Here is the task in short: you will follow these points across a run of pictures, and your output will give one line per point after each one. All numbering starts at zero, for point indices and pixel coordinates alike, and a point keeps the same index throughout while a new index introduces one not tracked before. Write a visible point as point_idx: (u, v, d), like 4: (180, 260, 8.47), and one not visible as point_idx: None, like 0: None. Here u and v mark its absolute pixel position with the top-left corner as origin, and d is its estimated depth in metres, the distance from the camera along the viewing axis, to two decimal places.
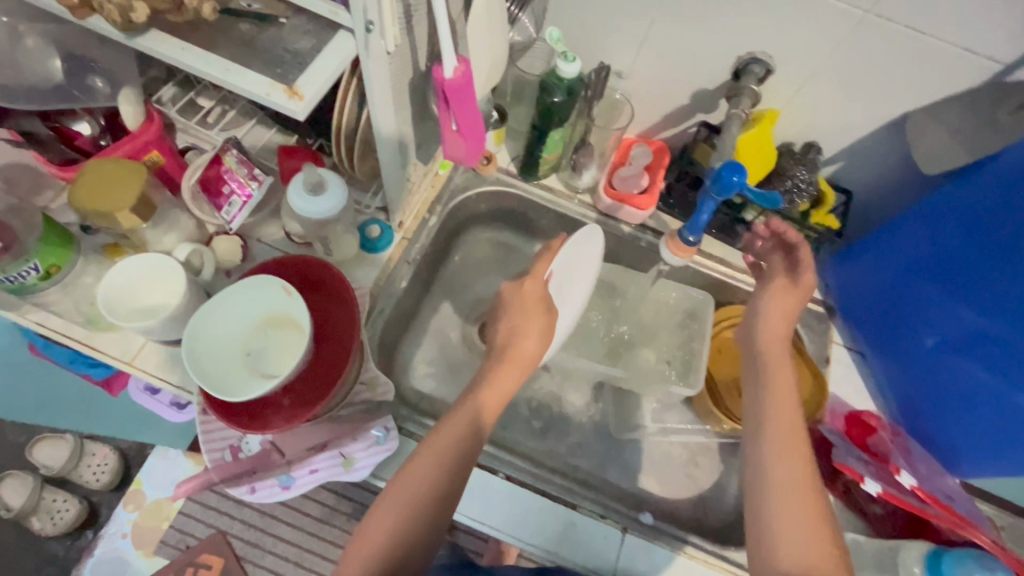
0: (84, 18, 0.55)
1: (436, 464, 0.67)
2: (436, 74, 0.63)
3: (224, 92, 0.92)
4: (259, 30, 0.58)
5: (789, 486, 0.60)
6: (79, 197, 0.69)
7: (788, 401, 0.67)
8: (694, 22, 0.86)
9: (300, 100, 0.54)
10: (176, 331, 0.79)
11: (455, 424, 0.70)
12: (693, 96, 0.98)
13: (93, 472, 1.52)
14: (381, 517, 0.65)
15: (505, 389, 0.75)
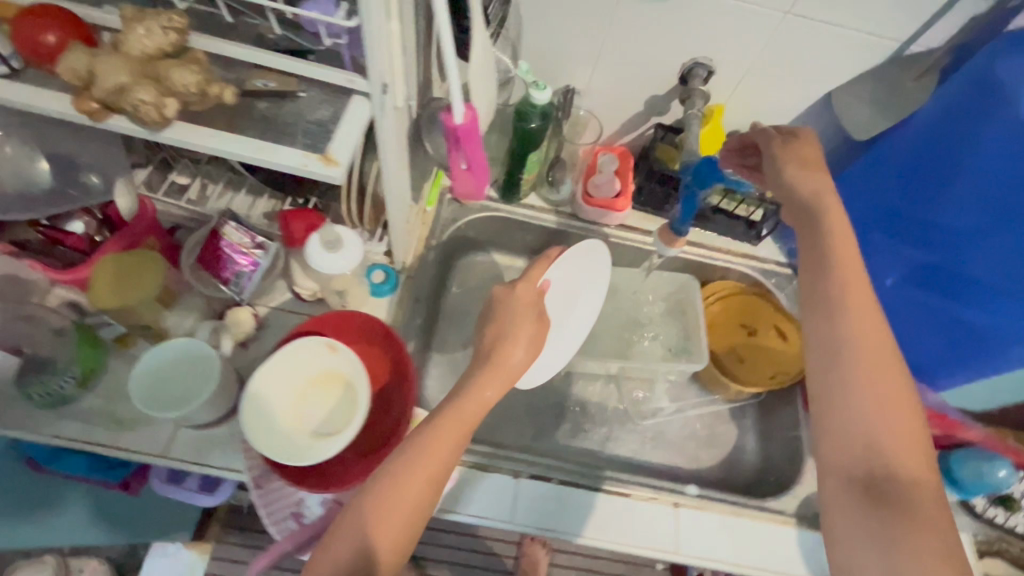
0: (103, 120, 0.55)
1: (388, 504, 0.59)
2: (446, 121, 0.68)
3: (204, 167, 0.92)
4: (277, 106, 0.60)
5: (856, 350, 0.60)
6: (101, 294, 0.72)
7: (866, 302, 0.62)
8: (643, 39, 0.96)
9: (337, 166, 0.58)
10: (210, 413, 0.78)
11: (416, 454, 0.61)
12: (647, 103, 1.08)
13: None
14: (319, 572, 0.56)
15: (488, 397, 0.68)
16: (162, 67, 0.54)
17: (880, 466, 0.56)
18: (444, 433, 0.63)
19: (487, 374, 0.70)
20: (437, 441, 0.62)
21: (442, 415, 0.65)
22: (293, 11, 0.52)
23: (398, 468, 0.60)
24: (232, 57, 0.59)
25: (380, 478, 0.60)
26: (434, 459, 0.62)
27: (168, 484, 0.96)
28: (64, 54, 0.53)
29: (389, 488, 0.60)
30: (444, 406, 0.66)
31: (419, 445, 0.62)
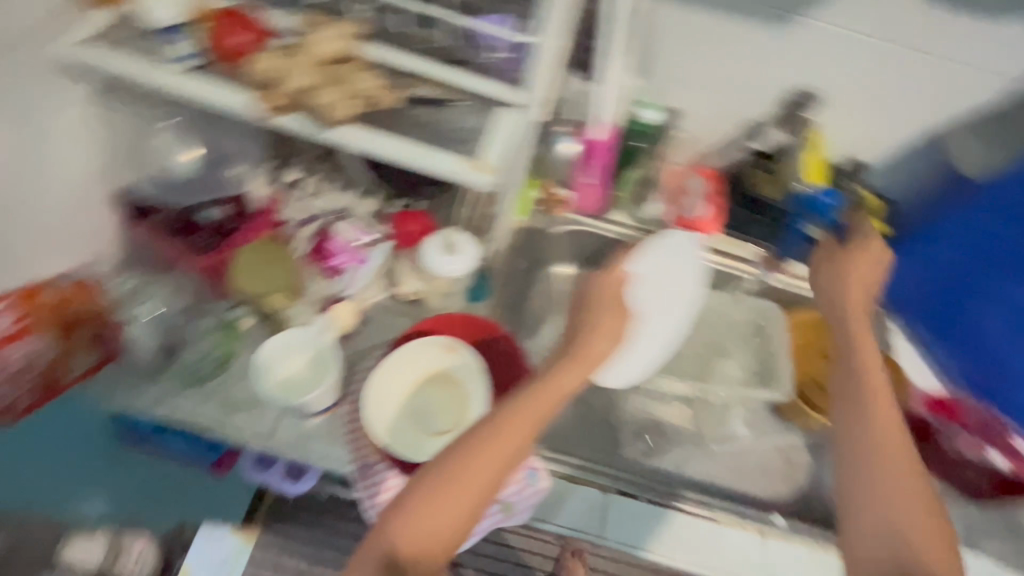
0: (275, 116, 0.57)
1: (458, 483, 0.59)
2: None
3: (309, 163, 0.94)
4: (435, 112, 0.63)
5: (878, 443, 0.71)
6: (244, 273, 0.79)
7: (887, 422, 0.72)
8: (754, 65, 0.97)
9: (491, 173, 0.60)
10: (322, 401, 0.79)
11: (492, 439, 0.60)
12: (743, 128, 1.09)
13: None
14: (386, 538, 0.57)
15: (570, 385, 0.67)
16: (340, 70, 0.57)
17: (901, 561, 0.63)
18: (522, 421, 0.62)
19: (571, 365, 0.69)
20: (514, 426, 0.62)
21: (521, 400, 0.63)
22: (477, 25, 0.56)
23: (470, 448, 0.60)
24: (397, 65, 0.62)
25: (453, 454, 0.60)
26: (507, 446, 0.61)
27: (257, 468, 0.99)
28: (254, 52, 0.56)
29: (460, 468, 0.59)
30: (526, 391, 0.64)
31: (494, 428, 0.61)
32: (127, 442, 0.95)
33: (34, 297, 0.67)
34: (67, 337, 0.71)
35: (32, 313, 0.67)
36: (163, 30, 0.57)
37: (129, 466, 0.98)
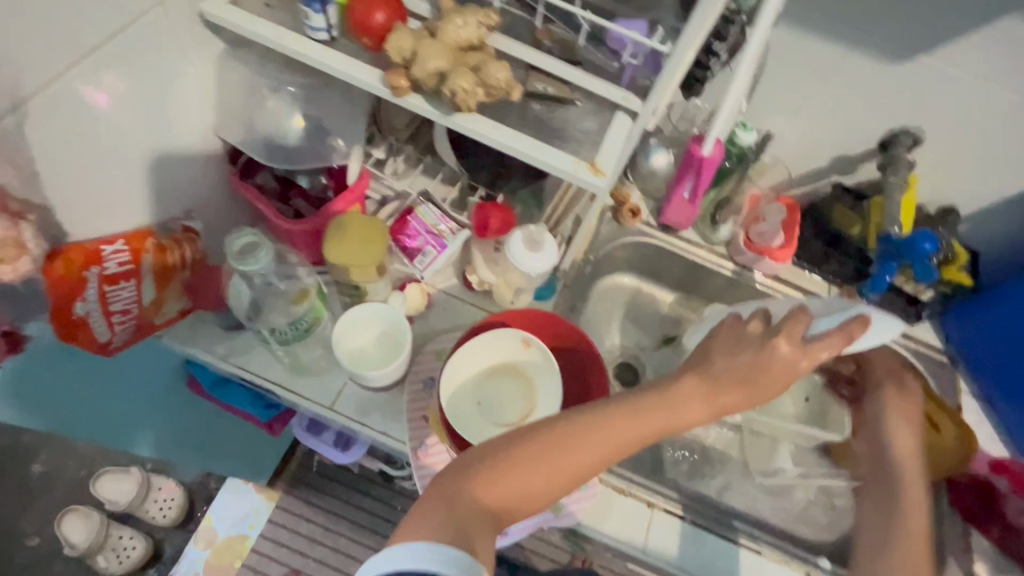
0: (404, 98, 0.60)
1: (558, 458, 0.57)
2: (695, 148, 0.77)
3: (394, 141, 0.96)
4: (552, 110, 0.63)
5: None
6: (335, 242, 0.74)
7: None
8: (857, 98, 0.94)
9: (605, 176, 0.60)
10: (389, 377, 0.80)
11: (600, 429, 0.59)
12: (833, 160, 1.06)
13: (159, 508, 1.51)
14: (479, 475, 0.55)
15: (687, 418, 0.63)
16: (472, 58, 0.58)
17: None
18: (633, 430, 0.60)
19: (702, 394, 0.64)
20: (625, 433, 0.59)
21: (639, 408, 0.61)
22: (613, 27, 0.55)
23: (578, 432, 0.59)
24: (521, 59, 0.62)
25: (559, 427, 0.59)
26: (614, 444, 0.59)
27: (309, 433, 1.01)
28: (392, 33, 0.58)
29: (563, 444, 0.58)
30: (647, 403, 0.61)
31: (603, 425, 0.59)
32: (190, 388, 1.00)
33: (143, 250, 0.68)
34: (163, 285, 0.72)
35: (139, 263, 0.68)
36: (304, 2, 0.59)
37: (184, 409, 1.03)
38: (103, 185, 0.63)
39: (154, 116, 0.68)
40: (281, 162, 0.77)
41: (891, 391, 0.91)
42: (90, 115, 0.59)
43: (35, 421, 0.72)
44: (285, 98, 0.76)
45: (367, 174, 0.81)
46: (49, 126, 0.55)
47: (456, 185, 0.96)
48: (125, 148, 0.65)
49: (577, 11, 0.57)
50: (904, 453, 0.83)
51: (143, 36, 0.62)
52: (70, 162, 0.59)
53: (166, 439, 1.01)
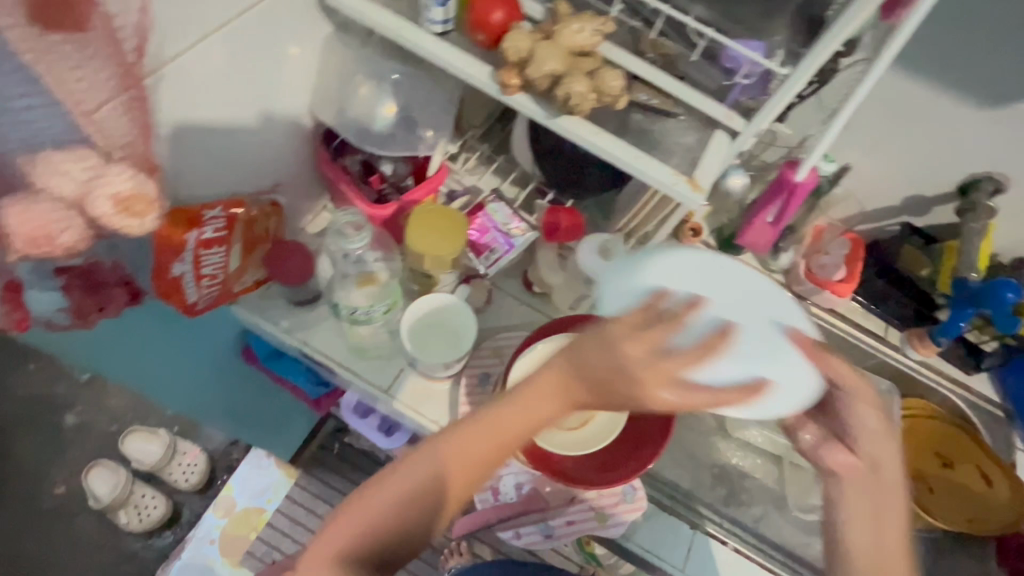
0: (511, 95, 0.60)
1: (449, 476, 0.51)
2: (791, 171, 0.79)
3: (469, 139, 0.97)
4: (652, 122, 0.64)
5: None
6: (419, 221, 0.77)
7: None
8: (944, 140, 0.92)
9: (703, 193, 0.60)
10: (448, 365, 0.82)
11: (469, 443, 0.51)
12: (905, 200, 1.04)
13: (183, 472, 1.50)
14: (365, 517, 0.50)
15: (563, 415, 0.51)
16: (585, 64, 0.59)
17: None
18: (518, 416, 0.52)
19: (605, 369, 0.49)
20: (511, 426, 0.52)
21: (518, 397, 0.52)
22: (732, 45, 0.55)
23: (462, 442, 0.51)
24: (629, 69, 0.62)
25: (443, 442, 0.52)
26: (489, 451, 0.51)
27: (354, 416, 1.03)
28: (509, 33, 0.59)
29: (451, 461, 0.51)
30: (517, 406, 0.51)
31: (488, 423, 0.51)
32: (243, 355, 1.01)
33: (236, 220, 0.70)
34: (246, 255, 0.74)
35: (231, 232, 0.69)
36: None
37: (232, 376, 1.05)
38: (207, 155, 0.67)
39: (260, 91, 0.70)
40: (374, 148, 0.78)
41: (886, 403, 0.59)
42: (209, 86, 0.62)
43: (96, 360, 0.78)
44: (380, 84, 0.77)
45: (447, 167, 0.83)
46: (177, 96, 0.59)
47: (526, 188, 0.97)
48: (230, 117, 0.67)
49: (698, 26, 0.57)
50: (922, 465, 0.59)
51: (266, 14, 0.64)
52: (186, 133, 0.63)
53: (210, 400, 1.04)
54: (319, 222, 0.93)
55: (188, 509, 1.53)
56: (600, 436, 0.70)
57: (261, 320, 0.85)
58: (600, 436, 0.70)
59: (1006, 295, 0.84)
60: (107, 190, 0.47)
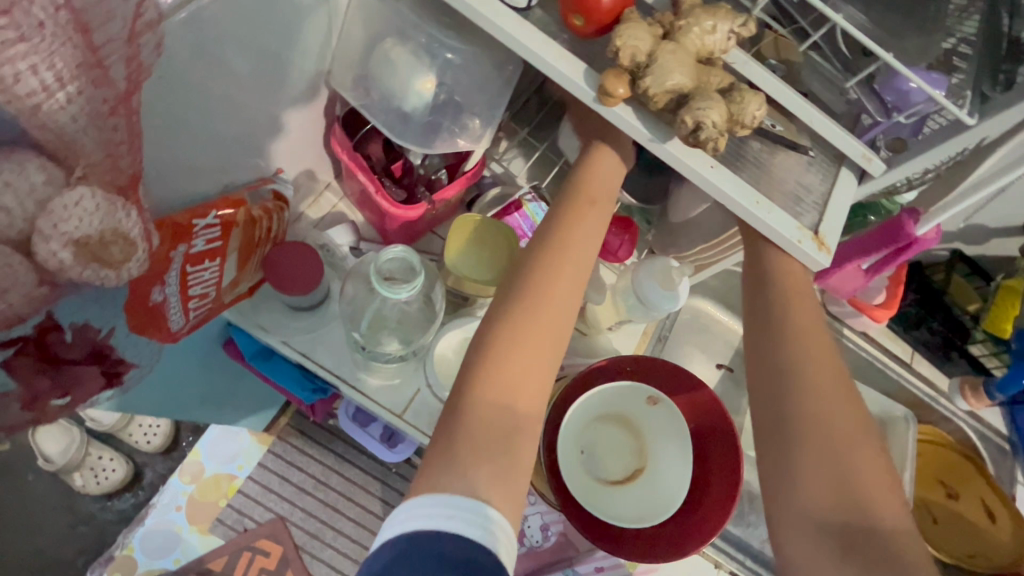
0: (612, 107, 0.46)
1: (496, 395, 0.48)
2: (906, 220, 0.64)
3: (510, 121, 0.83)
4: (773, 154, 0.51)
5: (818, 411, 0.55)
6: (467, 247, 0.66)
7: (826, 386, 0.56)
8: None
9: (829, 253, 0.50)
10: None
11: (506, 343, 0.50)
12: (965, 227, 0.98)
13: (144, 433, 1.27)
14: (449, 458, 0.45)
15: (566, 275, 0.54)
16: (716, 79, 0.45)
17: (858, 514, 0.50)
18: (548, 315, 0.52)
19: (559, 257, 0.54)
20: (542, 324, 0.51)
21: (519, 301, 0.52)
22: (911, 77, 0.43)
23: (491, 361, 0.49)
24: (756, 85, 0.50)
25: (473, 376, 0.49)
26: (531, 333, 0.51)
27: (347, 419, 0.91)
28: (624, 25, 0.44)
29: (489, 388, 0.48)
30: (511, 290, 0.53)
31: (508, 339, 0.50)
32: (224, 348, 0.85)
33: (234, 224, 0.55)
34: (244, 262, 0.60)
35: (227, 240, 0.55)
36: None
37: (211, 368, 0.88)
38: (196, 137, 0.52)
39: (261, 55, 0.54)
40: (414, 143, 0.63)
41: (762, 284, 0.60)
42: (189, 48, 0.46)
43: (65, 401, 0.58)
44: (418, 54, 0.60)
45: (485, 163, 0.68)
46: (163, 72, 0.45)
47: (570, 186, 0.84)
48: (210, 84, 0.50)
49: (867, 45, 0.44)
50: (788, 301, 0.59)
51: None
52: (169, 110, 0.48)
53: (184, 396, 0.87)
54: (321, 206, 0.78)
55: (150, 472, 1.30)
56: (661, 505, 0.63)
57: (249, 324, 0.71)
58: (658, 506, 0.63)
59: None
60: (69, 232, 0.34)
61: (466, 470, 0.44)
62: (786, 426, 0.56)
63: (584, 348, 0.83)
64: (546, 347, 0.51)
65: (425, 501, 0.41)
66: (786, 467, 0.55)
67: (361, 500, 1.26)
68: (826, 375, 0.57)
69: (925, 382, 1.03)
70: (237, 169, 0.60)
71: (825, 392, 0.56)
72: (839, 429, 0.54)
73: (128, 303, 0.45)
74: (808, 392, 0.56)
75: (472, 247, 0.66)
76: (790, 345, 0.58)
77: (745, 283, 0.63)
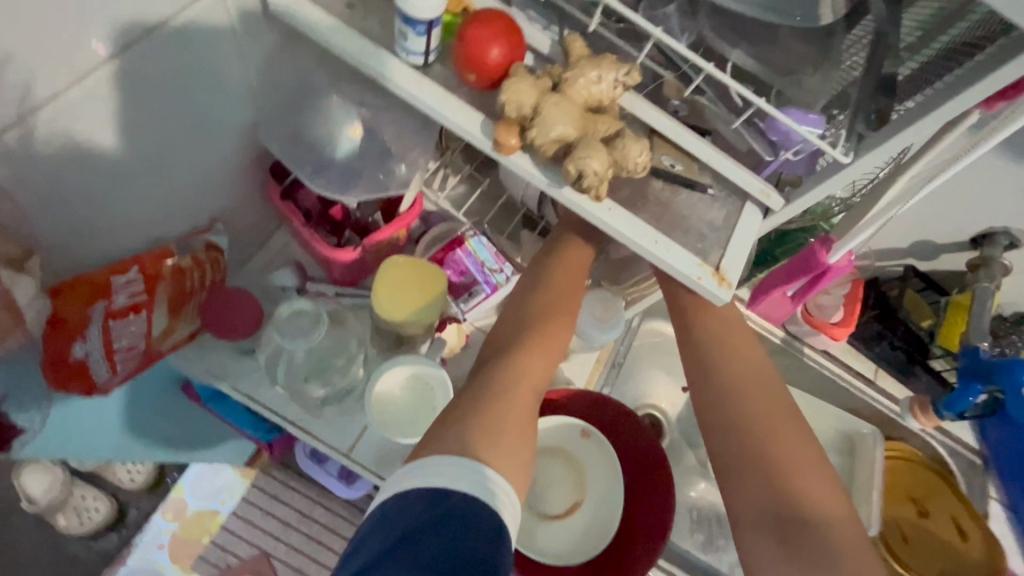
0: (508, 155, 0.48)
1: (522, 389, 0.53)
2: (819, 254, 0.66)
3: (451, 155, 0.83)
4: (674, 193, 0.53)
5: (764, 417, 0.57)
6: (396, 297, 0.67)
7: (765, 394, 0.59)
8: (977, 192, 0.82)
9: (729, 288, 0.51)
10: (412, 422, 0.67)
11: (520, 346, 0.57)
12: (914, 244, 0.96)
13: (127, 471, 1.23)
14: (478, 422, 0.48)
15: (568, 312, 0.62)
16: (602, 126, 0.47)
17: (791, 509, 0.52)
18: (555, 336, 0.60)
19: (560, 295, 0.63)
20: (548, 339, 0.59)
21: (530, 320, 0.60)
22: (783, 121, 0.44)
23: (509, 369, 0.54)
24: (651, 126, 0.52)
25: (498, 366, 0.54)
26: (547, 345, 0.58)
27: (307, 458, 0.94)
28: (510, 80, 0.46)
29: (510, 379, 0.53)
30: (520, 311, 0.61)
31: (516, 359, 0.55)
32: (183, 391, 0.84)
33: (159, 276, 0.57)
34: (175, 312, 0.61)
35: (153, 294, 0.57)
36: (405, 19, 0.46)
37: (173, 413, 0.87)
38: (115, 197, 0.53)
39: (189, 117, 0.56)
40: (337, 191, 0.64)
41: (697, 300, 0.63)
42: (91, 118, 0.46)
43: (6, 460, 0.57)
44: (343, 103, 0.64)
45: (423, 202, 0.70)
46: (67, 140, 0.46)
47: (516, 214, 0.87)
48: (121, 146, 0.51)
49: (742, 91, 0.46)
50: (714, 318, 0.63)
51: (204, 13, 0.50)
52: (75, 178, 0.49)
53: (147, 443, 0.86)
54: (269, 249, 0.80)
55: (135, 511, 1.26)
56: (598, 536, 0.64)
57: (198, 370, 0.72)
58: (594, 538, 0.64)
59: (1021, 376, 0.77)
60: None
61: (490, 436, 0.47)
62: (730, 428, 0.58)
63: None
64: (555, 354, 0.58)
65: (443, 460, 0.42)
66: (731, 468, 0.56)
67: (342, 531, 1.25)
68: (763, 386, 0.59)
69: (889, 398, 1.02)
70: (170, 223, 0.61)
71: (748, 390, 0.59)
72: (760, 423, 0.57)
73: (44, 359, 0.49)
74: (733, 390, 0.59)
75: (400, 295, 0.67)
76: (722, 355, 0.62)
77: (670, 299, 0.66)
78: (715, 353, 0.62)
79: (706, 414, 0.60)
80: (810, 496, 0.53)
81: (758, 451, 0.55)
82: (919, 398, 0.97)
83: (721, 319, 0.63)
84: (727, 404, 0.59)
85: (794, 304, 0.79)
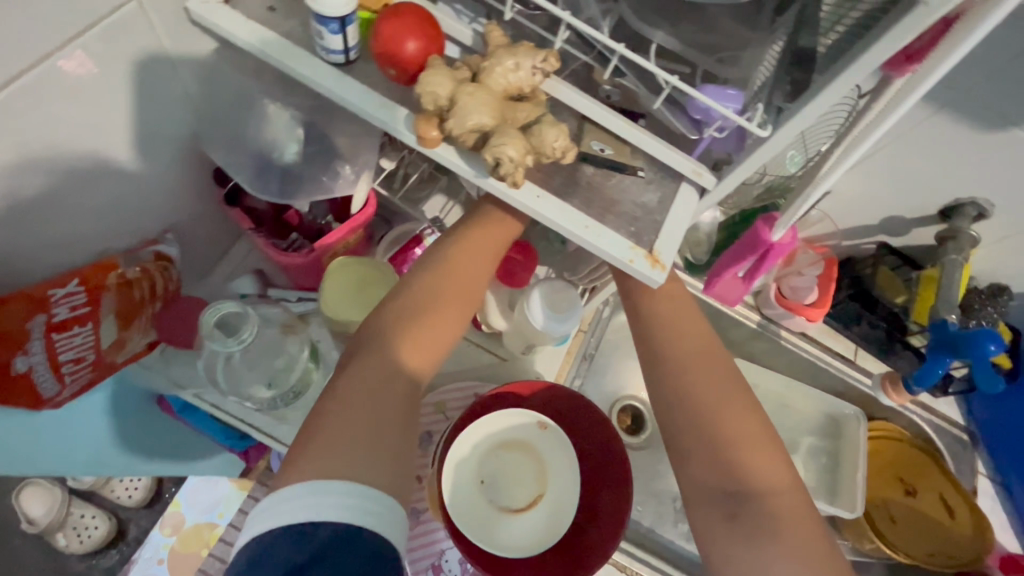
0: (432, 147, 0.48)
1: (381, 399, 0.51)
2: (763, 233, 0.68)
3: (410, 154, 0.78)
4: (606, 178, 0.52)
5: (713, 392, 0.57)
6: (336, 295, 0.67)
7: (714, 371, 0.58)
8: (944, 165, 0.79)
9: (663, 269, 0.50)
10: None
11: (385, 347, 0.53)
12: (884, 220, 0.93)
13: (125, 487, 1.24)
14: (325, 446, 0.46)
15: (453, 303, 0.58)
16: (523, 113, 0.48)
17: (740, 483, 0.53)
18: (434, 332, 0.56)
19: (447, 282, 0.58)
20: (423, 336, 0.55)
21: (408, 314, 0.56)
22: (696, 99, 0.44)
23: (371, 380, 0.51)
24: (577, 110, 0.52)
25: (357, 374, 0.52)
26: (420, 345, 0.55)
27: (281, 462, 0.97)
28: (426, 72, 0.46)
29: (368, 388, 0.51)
30: (395, 303, 0.57)
31: (380, 364, 0.52)
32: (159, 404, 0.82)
33: (102, 288, 0.58)
34: (127, 323, 0.62)
35: (98, 304, 0.57)
36: (317, 17, 0.46)
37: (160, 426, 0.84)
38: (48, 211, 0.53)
39: (121, 129, 0.56)
40: (280, 197, 0.65)
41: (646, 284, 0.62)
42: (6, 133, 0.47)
43: None
44: (280, 108, 0.64)
45: (373, 200, 0.70)
46: None
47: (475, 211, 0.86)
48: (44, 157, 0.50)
49: (656, 71, 0.45)
50: (664, 300, 0.63)
51: (122, 24, 0.50)
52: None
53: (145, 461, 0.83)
54: (232, 257, 0.80)
55: (134, 527, 1.27)
56: (558, 524, 0.65)
57: (164, 380, 0.72)
58: (554, 526, 0.65)
59: (987, 346, 0.76)
60: None
61: (335, 458, 0.45)
62: (679, 408, 0.57)
63: (504, 373, 0.81)
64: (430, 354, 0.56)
65: (298, 492, 0.42)
66: (683, 446, 0.57)
67: None
68: (711, 362, 0.59)
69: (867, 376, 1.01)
70: (116, 234, 0.62)
71: (694, 366, 0.59)
72: (710, 399, 0.57)
73: None
74: (680, 367, 0.59)
75: (340, 292, 0.67)
76: (672, 334, 0.61)
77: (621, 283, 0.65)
78: (666, 335, 0.61)
79: (661, 398, 0.59)
80: (758, 467, 0.53)
81: (707, 428, 0.56)
82: (891, 376, 0.95)
83: (671, 302, 0.63)
84: (677, 383, 0.58)
85: (746, 284, 0.77)
